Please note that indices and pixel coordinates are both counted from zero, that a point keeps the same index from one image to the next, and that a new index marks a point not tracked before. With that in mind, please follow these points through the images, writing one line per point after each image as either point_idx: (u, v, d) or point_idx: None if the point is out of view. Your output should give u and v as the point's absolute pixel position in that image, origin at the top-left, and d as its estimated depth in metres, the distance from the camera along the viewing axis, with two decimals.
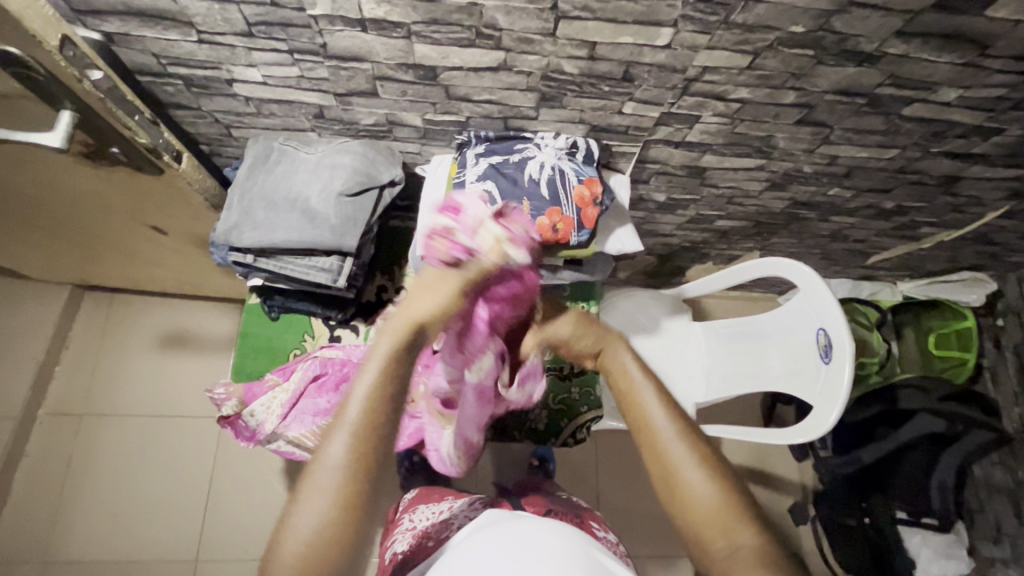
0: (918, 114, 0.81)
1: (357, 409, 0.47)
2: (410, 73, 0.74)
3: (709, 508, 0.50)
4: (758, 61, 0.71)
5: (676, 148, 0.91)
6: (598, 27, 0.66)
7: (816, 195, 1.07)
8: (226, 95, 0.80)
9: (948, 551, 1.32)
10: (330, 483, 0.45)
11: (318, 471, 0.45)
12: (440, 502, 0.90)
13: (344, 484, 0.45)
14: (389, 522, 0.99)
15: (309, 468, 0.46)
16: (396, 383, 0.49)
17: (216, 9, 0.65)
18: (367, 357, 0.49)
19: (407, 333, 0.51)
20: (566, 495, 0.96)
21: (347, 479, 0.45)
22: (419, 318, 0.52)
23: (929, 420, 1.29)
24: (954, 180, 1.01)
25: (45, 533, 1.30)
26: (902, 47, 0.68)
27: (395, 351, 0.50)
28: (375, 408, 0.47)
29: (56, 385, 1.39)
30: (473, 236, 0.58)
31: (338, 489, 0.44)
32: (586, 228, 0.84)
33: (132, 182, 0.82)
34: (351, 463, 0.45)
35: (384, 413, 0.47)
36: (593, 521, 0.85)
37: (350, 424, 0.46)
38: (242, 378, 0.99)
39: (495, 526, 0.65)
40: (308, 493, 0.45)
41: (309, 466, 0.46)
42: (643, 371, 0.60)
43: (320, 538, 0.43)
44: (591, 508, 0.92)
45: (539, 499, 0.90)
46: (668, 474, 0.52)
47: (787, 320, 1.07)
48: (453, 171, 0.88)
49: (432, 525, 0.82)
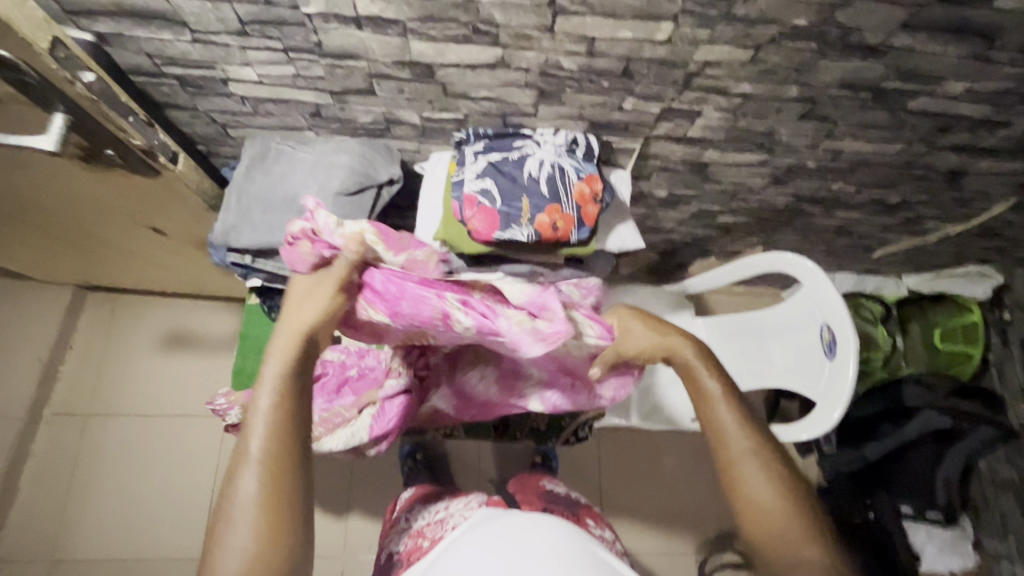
0: (924, 107, 0.80)
1: (260, 433, 0.52)
2: (407, 71, 0.73)
3: (774, 519, 0.56)
4: (760, 56, 0.69)
5: (677, 144, 0.90)
6: (596, 23, 0.65)
7: (820, 190, 1.06)
8: (221, 95, 0.80)
9: (953, 547, 1.34)
10: (248, 515, 0.48)
11: (234, 508, 0.49)
12: (437, 501, 0.89)
13: (261, 510, 0.49)
14: (387, 519, 0.99)
15: (224, 507, 0.49)
16: (289, 400, 0.54)
17: (209, 8, 0.64)
18: (257, 397, 0.53)
19: (291, 353, 0.57)
20: (562, 491, 0.95)
21: (264, 501, 0.49)
22: (303, 326, 0.60)
23: (936, 418, 1.23)
24: (960, 174, 1.00)
25: (51, 532, 1.31)
26: (907, 40, 0.67)
27: (282, 380, 0.55)
28: (279, 429, 0.52)
29: (60, 384, 1.39)
30: (331, 235, 0.65)
31: (257, 513, 0.49)
32: (586, 226, 0.83)
33: (130, 185, 0.82)
34: (264, 486, 0.50)
35: (284, 430, 0.53)
36: (589, 518, 0.85)
37: (255, 454, 0.51)
38: (242, 385, 0.97)
39: (488, 524, 0.64)
40: (230, 529, 0.48)
41: (224, 505, 0.50)
42: (722, 384, 0.65)
43: (253, 553, 0.47)
44: (589, 504, 0.92)
45: (534, 497, 0.89)
46: (736, 484, 0.59)
47: (791, 316, 1.06)
48: (452, 169, 0.87)
49: (427, 525, 0.81)
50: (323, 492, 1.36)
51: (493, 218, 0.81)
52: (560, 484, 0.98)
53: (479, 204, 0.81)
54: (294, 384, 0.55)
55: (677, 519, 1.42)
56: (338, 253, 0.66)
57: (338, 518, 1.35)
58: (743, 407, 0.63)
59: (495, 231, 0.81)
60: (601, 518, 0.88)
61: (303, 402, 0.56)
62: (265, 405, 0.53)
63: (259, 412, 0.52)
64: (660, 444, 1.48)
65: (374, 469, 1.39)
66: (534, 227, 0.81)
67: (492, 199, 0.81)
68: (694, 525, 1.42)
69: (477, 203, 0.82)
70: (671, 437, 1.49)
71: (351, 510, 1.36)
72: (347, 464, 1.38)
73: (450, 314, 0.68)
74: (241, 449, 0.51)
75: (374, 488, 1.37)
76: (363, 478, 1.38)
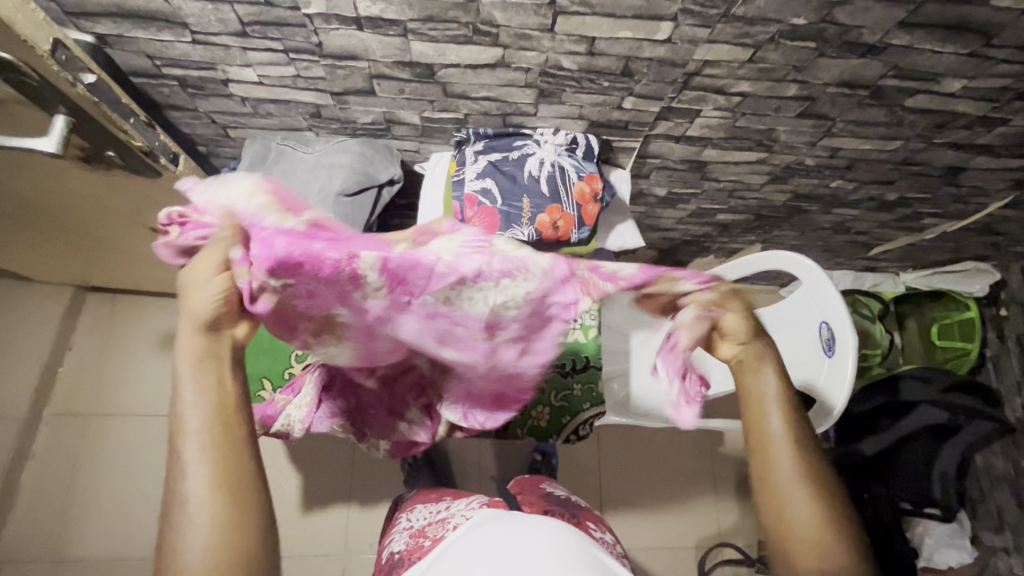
0: (921, 105, 0.80)
1: (194, 422, 0.46)
2: (407, 71, 0.73)
3: (801, 527, 0.53)
4: (759, 55, 0.70)
5: (676, 142, 0.90)
6: (597, 22, 0.65)
7: (818, 188, 1.06)
8: (222, 96, 0.80)
9: (952, 540, 1.35)
10: (199, 509, 0.43)
11: (183, 505, 0.44)
12: (438, 501, 0.89)
13: (216, 498, 0.44)
14: (387, 519, 1.00)
15: (172, 509, 0.44)
16: (219, 385, 0.48)
17: (209, 10, 0.64)
18: (177, 389, 0.46)
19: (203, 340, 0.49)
20: (564, 493, 0.96)
21: (215, 492, 0.44)
22: (199, 316, 0.48)
23: (930, 413, 1.26)
24: (957, 171, 1.00)
25: (52, 534, 1.30)
26: (905, 38, 0.67)
27: (201, 366, 0.48)
28: (218, 414, 0.46)
29: (60, 385, 1.39)
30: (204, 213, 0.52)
31: (209, 506, 0.44)
32: (587, 224, 0.84)
33: (130, 186, 0.82)
34: (213, 476, 0.45)
35: (223, 414, 0.47)
36: (590, 521, 0.85)
37: (192, 448, 0.45)
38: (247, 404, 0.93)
39: (489, 525, 0.64)
40: (182, 528, 0.43)
41: (172, 503, 0.44)
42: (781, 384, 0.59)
43: (215, 546, 0.43)
44: (589, 508, 0.92)
45: (535, 498, 0.89)
46: (770, 489, 0.56)
47: (791, 313, 1.08)
48: (453, 169, 0.87)
49: (428, 524, 0.82)
50: (324, 491, 1.36)
51: (494, 217, 0.81)
52: (561, 486, 0.98)
53: (479, 204, 0.82)
54: (216, 370, 0.48)
55: (678, 516, 1.42)
56: (209, 238, 0.51)
57: (339, 518, 1.35)
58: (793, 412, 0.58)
59: (497, 231, 0.81)
60: (601, 522, 0.88)
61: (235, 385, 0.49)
62: (191, 397, 0.46)
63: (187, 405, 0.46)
64: (660, 441, 1.48)
65: (375, 468, 1.39)
66: (534, 226, 0.81)
67: (492, 199, 0.82)
68: (695, 521, 1.42)
69: (477, 203, 0.82)
70: (671, 434, 1.49)
71: (352, 509, 1.36)
72: (347, 464, 1.38)
73: (358, 274, 0.51)
74: (175, 445, 0.45)
75: (375, 487, 1.38)
76: (365, 477, 1.38)
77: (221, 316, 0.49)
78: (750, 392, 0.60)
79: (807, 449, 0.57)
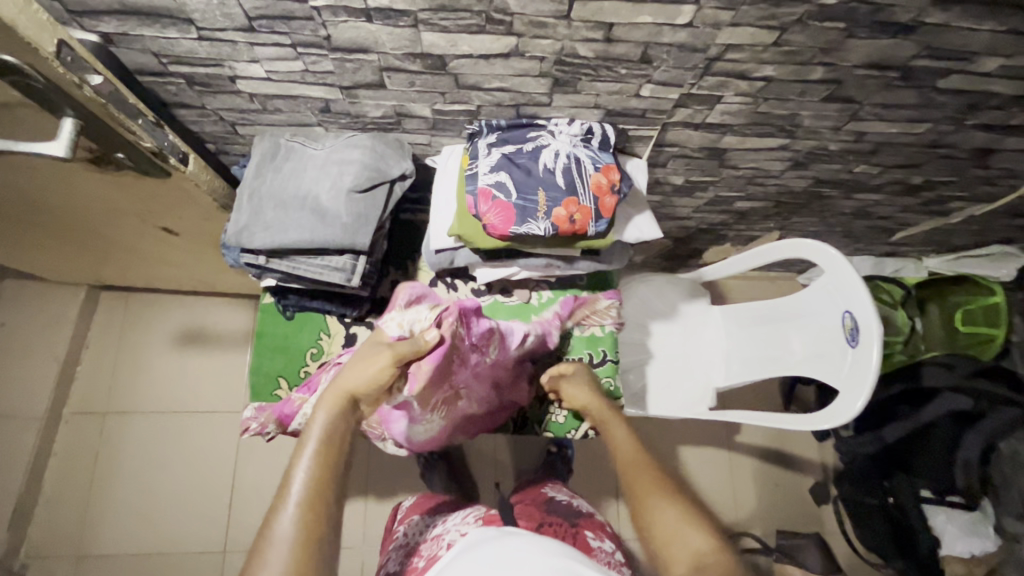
0: (954, 86, 0.77)
1: (299, 482, 0.58)
2: (418, 63, 0.71)
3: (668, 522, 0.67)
4: (784, 37, 0.67)
5: (694, 130, 0.87)
6: (615, 7, 0.62)
7: (841, 173, 1.03)
8: (230, 93, 0.78)
9: (975, 529, 1.31)
10: (286, 537, 0.54)
11: (277, 532, 0.55)
12: (435, 515, 0.90)
13: (297, 537, 0.55)
14: (386, 530, 1.02)
15: (270, 531, 0.55)
16: (325, 447, 0.62)
17: (215, 4, 0.62)
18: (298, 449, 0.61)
19: (334, 407, 0.66)
20: (565, 499, 0.96)
21: (298, 538, 0.54)
22: (346, 388, 0.67)
23: (954, 399, 1.24)
24: (988, 153, 0.97)
25: (76, 530, 1.33)
26: (940, 16, 0.64)
27: (329, 422, 0.64)
28: (317, 470, 0.60)
29: (78, 385, 1.41)
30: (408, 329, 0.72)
31: (291, 549, 0.54)
32: (604, 218, 0.82)
33: (140, 186, 0.80)
34: (300, 524, 0.55)
35: (325, 477, 0.60)
36: (589, 530, 0.85)
37: (293, 494, 0.57)
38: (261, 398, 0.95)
39: (483, 545, 0.62)
40: (263, 561, 0.53)
41: (269, 528, 0.55)
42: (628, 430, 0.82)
43: None
44: (591, 514, 0.92)
45: (533, 509, 0.89)
46: (642, 509, 0.69)
47: (811, 302, 1.04)
48: (465, 162, 0.85)
49: (424, 542, 0.81)
50: None
51: (509, 212, 0.79)
52: (563, 491, 0.98)
53: (494, 198, 0.80)
54: (334, 434, 0.63)
55: None
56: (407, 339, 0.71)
57: (355, 511, 1.36)
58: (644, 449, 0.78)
59: (512, 225, 0.79)
60: (602, 528, 0.88)
61: (340, 450, 0.63)
62: (307, 456, 0.60)
63: (301, 455, 0.60)
64: None
65: (391, 461, 1.39)
66: (550, 221, 0.79)
67: (507, 193, 0.80)
68: None
69: (492, 197, 0.80)
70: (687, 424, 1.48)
71: (370, 502, 1.37)
72: (362, 459, 1.39)
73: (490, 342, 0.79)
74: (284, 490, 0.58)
75: (392, 480, 1.38)
76: (381, 470, 1.39)
77: (367, 394, 0.68)
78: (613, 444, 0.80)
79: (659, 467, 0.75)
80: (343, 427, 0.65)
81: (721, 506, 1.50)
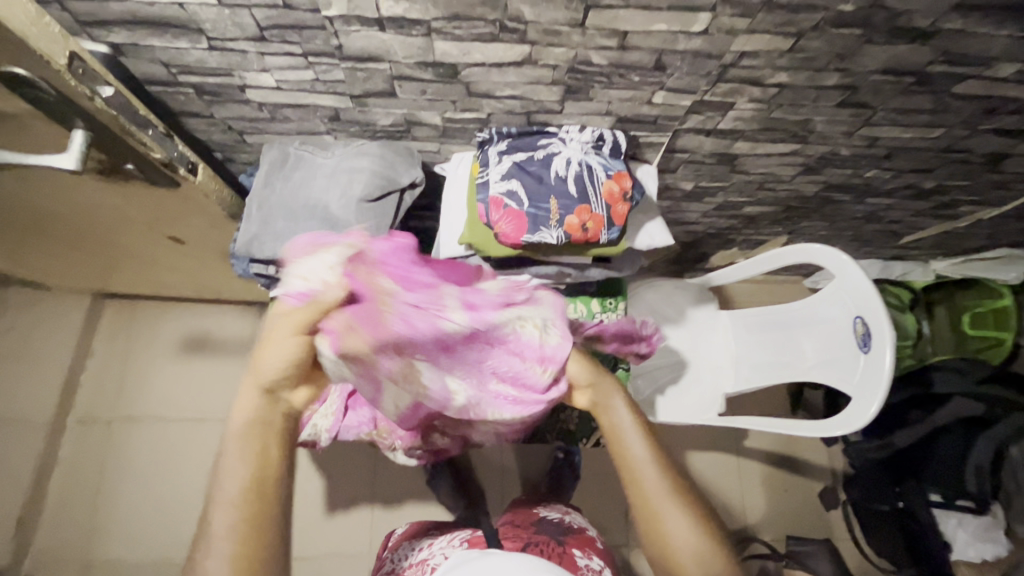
0: (970, 91, 0.76)
1: (222, 513, 0.50)
2: (430, 71, 0.70)
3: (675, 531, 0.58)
4: (801, 43, 0.66)
5: (706, 136, 0.87)
6: (630, 15, 0.61)
7: (852, 178, 1.02)
8: (239, 102, 0.77)
9: (986, 534, 1.30)
10: (223, 553, 0.49)
11: (208, 549, 0.49)
12: (422, 538, 0.86)
13: (235, 551, 0.49)
14: (379, 556, 0.94)
15: (199, 545, 0.50)
16: (246, 462, 0.52)
17: (226, 14, 0.61)
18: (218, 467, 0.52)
19: (255, 406, 0.55)
20: (558, 516, 0.93)
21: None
22: (262, 379, 0.56)
23: (966, 404, 1.22)
24: (1001, 157, 0.96)
25: (80, 540, 1.31)
26: (959, 22, 0.63)
27: (251, 424, 0.54)
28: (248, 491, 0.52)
29: (82, 393, 1.40)
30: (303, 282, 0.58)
31: None
32: (616, 225, 0.81)
33: (148, 196, 0.80)
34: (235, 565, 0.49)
35: (253, 499, 0.51)
36: (576, 548, 0.81)
37: (216, 533, 0.50)
38: None
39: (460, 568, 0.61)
40: None
41: (200, 545, 0.50)
42: (637, 420, 0.63)
43: None
44: (583, 529, 0.89)
45: (520, 529, 0.86)
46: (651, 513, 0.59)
47: (824, 307, 1.03)
48: (475, 170, 0.85)
49: (410, 565, 0.77)
50: (346, 494, 1.35)
51: (521, 221, 0.78)
52: (556, 509, 0.95)
53: (505, 207, 0.79)
54: (256, 442, 0.54)
55: None
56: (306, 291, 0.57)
57: (362, 520, 1.35)
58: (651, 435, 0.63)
59: (524, 234, 0.78)
60: (592, 544, 0.85)
61: (266, 462, 0.53)
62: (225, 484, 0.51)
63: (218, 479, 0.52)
64: None
65: (398, 468, 1.38)
66: (563, 229, 0.78)
67: (519, 202, 0.79)
68: None
69: (503, 205, 0.79)
70: None
71: (378, 511, 1.35)
72: (369, 467, 1.38)
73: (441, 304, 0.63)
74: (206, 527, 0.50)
75: (399, 487, 1.37)
76: (388, 477, 1.38)
77: (283, 382, 0.57)
78: (609, 428, 0.64)
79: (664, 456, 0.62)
80: (265, 431, 0.55)
81: (730, 512, 1.49)
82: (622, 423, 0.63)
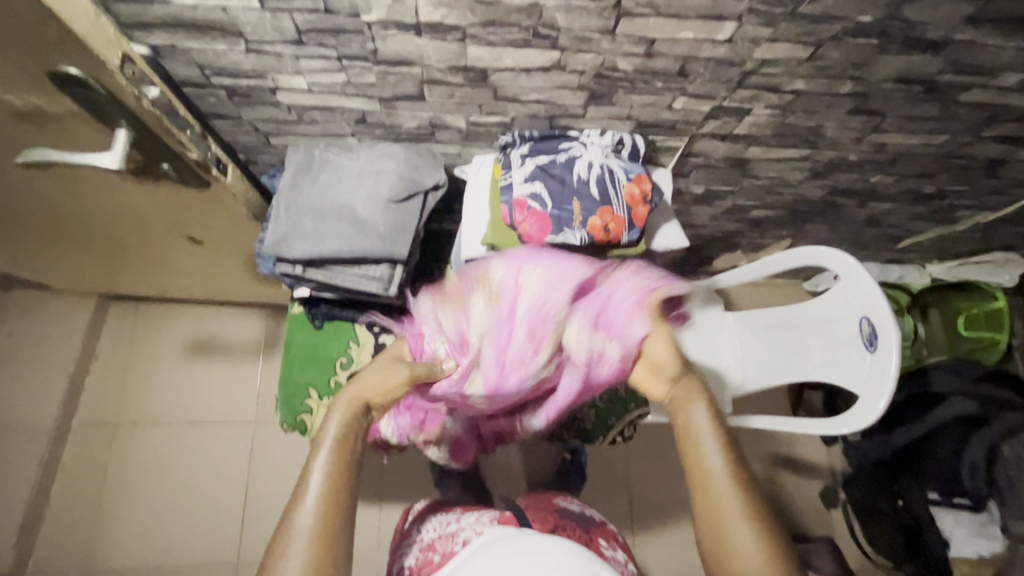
0: (975, 99, 0.80)
1: (315, 493, 0.57)
2: (460, 76, 0.72)
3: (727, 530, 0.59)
4: (819, 52, 0.69)
5: (721, 140, 0.89)
6: (659, 23, 0.64)
7: (857, 183, 1.06)
8: (267, 104, 0.78)
9: (981, 532, 1.28)
10: (301, 551, 0.54)
11: (296, 518, 0.55)
12: (449, 512, 0.86)
13: (313, 550, 0.54)
14: (398, 530, 0.96)
15: (288, 515, 0.56)
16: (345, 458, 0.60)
17: (266, 18, 0.63)
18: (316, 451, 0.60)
19: (354, 413, 0.65)
20: (577, 507, 0.94)
21: (315, 538, 0.54)
22: (364, 395, 0.67)
23: (961, 403, 1.25)
24: (999, 163, 1.00)
25: (84, 543, 1.30)
26: (969, 34, 0.66)
27: (342, 434, 0.62)
28: (338, 469, 0.59)
29: (87, 396, 1.39)
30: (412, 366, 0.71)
31: (307, 551, 0.54)
32: (636, 227, 0.83)
33: (176, 197, 0.81)
34: (319, 531, 0.55)
35: (340, 480, 0.58)
36: (602, 538, 0.84)
37: (309, 507, 0.56)
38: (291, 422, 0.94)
39: (498, 542, 0.62)
40: (285, 558, 0.53)
41: (283, 534, 0.55)
42: (714, 425, 0.65)
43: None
44: (603, 523, 0.91)
45: (546, 512, 0.87)
46: (710, 506, 0.61)
47: (830, 308, 1.06)
48: (498, 173, 0.87)
49: (438, 537, 0.78)
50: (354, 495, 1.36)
51: (545, 222, 0.80)
52: (575, 500, 0.96)
53: (529, 208, 0.81)
54: (352, 437, 0.63)
55: None
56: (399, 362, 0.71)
57: (370, 521, 1.35)
58: (726, 440, 0.65)
59: (548, 235, 0.80)
60: (614, 538, 0.87)
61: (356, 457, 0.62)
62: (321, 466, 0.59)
63: (318, 460, 0.59)
64: None
65: (407, 469, 1.39)
66: (586, 230, 0.80)
67: (543, 203, 0.81)
68: None
69: (527, 207, 0.81)
70: None
71: (387, 512, 1.36)
72: (376, 469, 1.38)
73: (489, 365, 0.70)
74: (298, 499, 0.57)
75: (408, 488, 1.38)
76: (397, 478, 1.38)
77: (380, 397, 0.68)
78: (684, 426, 0.67)
79: (737, 463, 0.63)
80: (364, 429, 0.65)
81: None
82: (697, 421, 0.66)
